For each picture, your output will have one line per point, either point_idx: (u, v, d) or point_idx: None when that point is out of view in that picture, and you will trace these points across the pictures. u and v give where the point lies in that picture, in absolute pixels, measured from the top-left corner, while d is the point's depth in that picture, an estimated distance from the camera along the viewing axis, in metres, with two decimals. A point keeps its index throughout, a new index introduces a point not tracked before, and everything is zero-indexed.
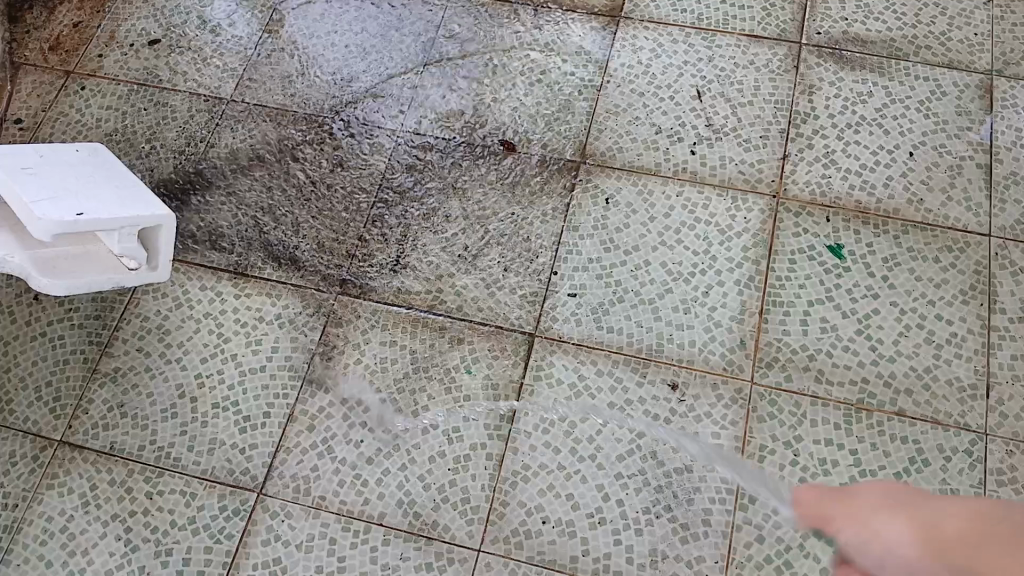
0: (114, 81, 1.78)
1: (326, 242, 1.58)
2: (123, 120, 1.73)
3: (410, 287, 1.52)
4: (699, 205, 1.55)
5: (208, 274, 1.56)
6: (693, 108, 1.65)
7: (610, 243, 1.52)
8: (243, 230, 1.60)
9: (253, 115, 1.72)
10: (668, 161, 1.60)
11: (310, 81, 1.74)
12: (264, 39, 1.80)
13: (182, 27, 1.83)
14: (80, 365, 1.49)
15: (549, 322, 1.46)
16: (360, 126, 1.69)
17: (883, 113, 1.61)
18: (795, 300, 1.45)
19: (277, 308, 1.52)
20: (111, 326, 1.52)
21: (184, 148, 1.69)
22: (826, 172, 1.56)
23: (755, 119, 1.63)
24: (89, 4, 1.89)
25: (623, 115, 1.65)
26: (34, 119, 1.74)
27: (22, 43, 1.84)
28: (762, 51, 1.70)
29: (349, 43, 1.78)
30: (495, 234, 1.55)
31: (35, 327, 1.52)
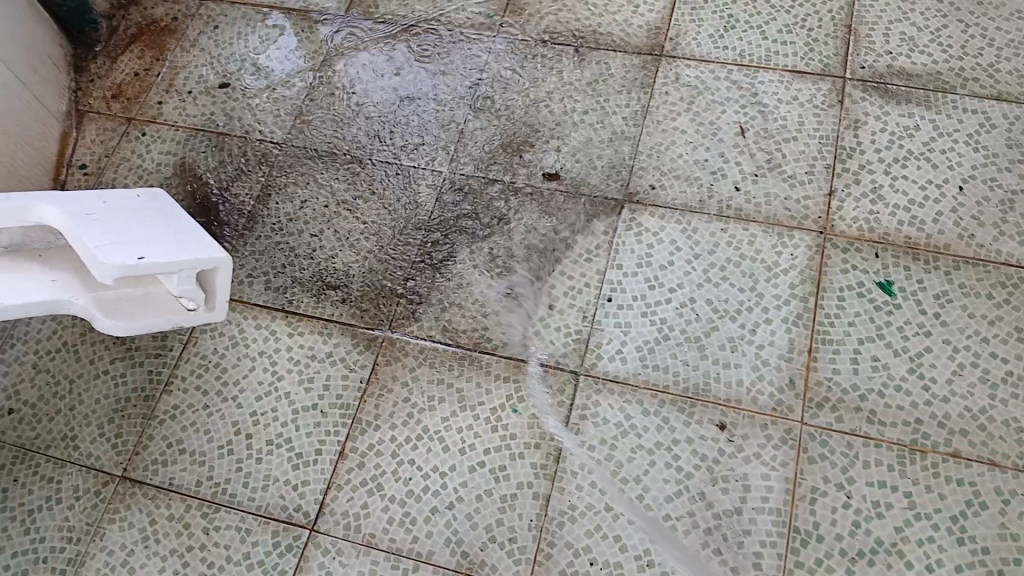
0: (173, 126, 1.85)
1: (376, 282, 1.61)
2: (180, 165, 1.80)
3: (458, 326, 1.54)
4: (744, 242, 1.55)
5: (263, 315, 1.61)
6: (736, 144, 1.65)
7: (654, 281, 1.53)
8: (295, 271, 1.65)
9: (305, 159, 1.77)
10: (713, 198, 1.60)
11: (359, 125, 1.79)
12: (315, 84, 1.86)
13: (236, 74, 1.90)
14: (141, 402, 1.54)
15: (595, 360, 1.47)
16: (408, 168, 1.73)
17: (931, 147, 1.60)
18: (845, 338, 1.44)
19: (328, 347, 1.56)
20: (170, 365, 1.58)
21: (240, 190, 1.75)
22: (874, 208, 1.55)
23: (799, 155, 1.62)
24: (149, 53, 1.97)
25: (666, 152, 1.67)
26: (98, 164, 1.82)
27: (86, 92, 1.93)
28: (805, 86, 1.70)
29: (396, 87, 1.83)
30: (540, 273, 1.57)
31: (98, 365, 1.59)
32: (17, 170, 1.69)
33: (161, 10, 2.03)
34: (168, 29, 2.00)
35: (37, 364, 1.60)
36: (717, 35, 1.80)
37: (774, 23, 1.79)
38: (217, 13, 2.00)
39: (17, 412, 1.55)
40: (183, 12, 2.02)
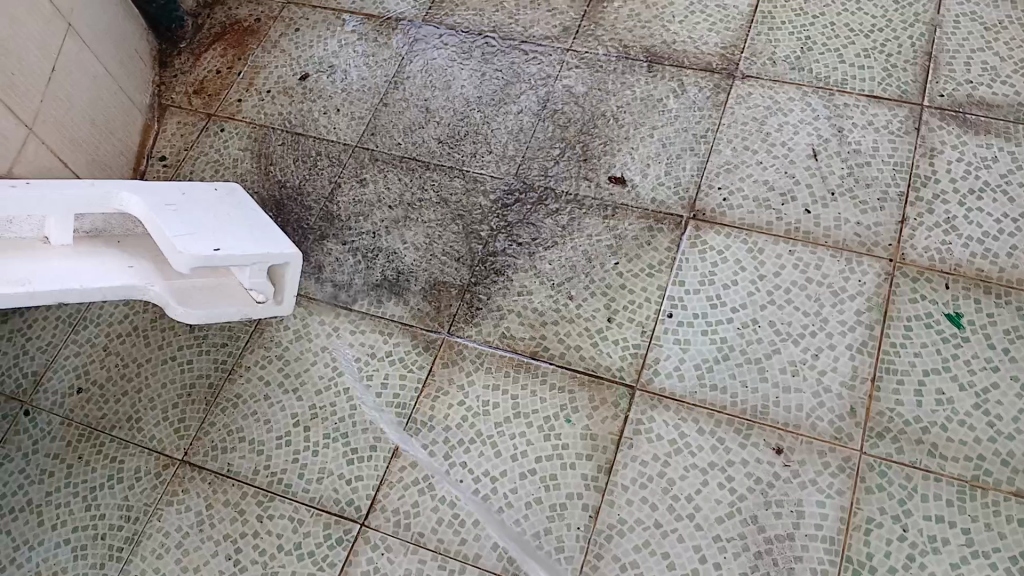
0: (250, 124, 1.91)
1: (437, 285, 1.64)
2: (256, 163, 1.85)
3: (516, 332, 1.55)
4: (811, 265, 1.53)
5: (327, 311, 1.65)
6: (807, 167, 1.64)
7: (716, 300, 1.52)
8: (360, 271, 1.68)
9: (375, 163, 1.81)
10: (780, 220, 1.59)
11: (430, 132, 1.83)
12: (389, 89, 1.90)
13: (314, 76, 1.95)
14: (204, 389, 1.59)
15: (651, 375, 1.46)
16: (474, 176, 1.75)
17: (1009, 179, 1.56)
18: (910, 369, 1.40)
19: (388, 346, 1.58)
20: (235, 354, 1.62)
21: (312, 190, 1.80)
22: (946, 239, 1.52)
23: (871, 180, 1.60)
24: (232, 52, 2.03)
25: (734, 172, 1.66)
26: (177, 157, 1.88)
27: (170, 86, 2.00)
28: (882, 112, 1.68)
29: (468, 97, 1.86)
30: (601, 285, 1.57)
31: (166, 350, 1.64)
32: (101, 157, 1.75)
33: (245, 11, 2.10)
34: (251, 30, 2.06)
35: (107, 346, 1.66)
36: (793, 57, 1.79)
37: (852, 48, 1.77)
38: (299, 17, 2.06)
39: (86, 392, 1.61)
40: (266, 15, 2.08)
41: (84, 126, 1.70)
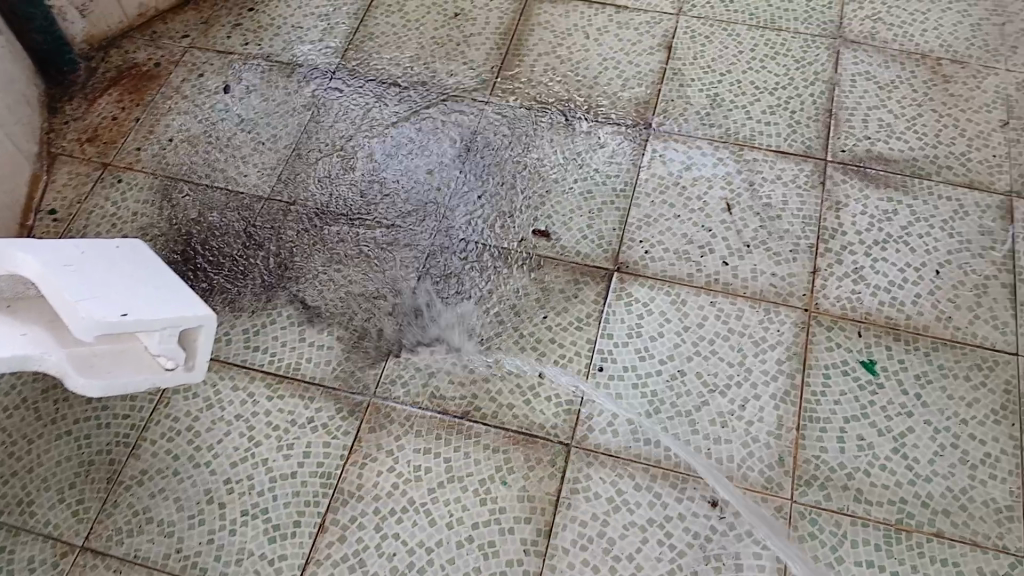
0: (151, 175, 1.80)
1: (360, 345, 1.58)
2: (158, 215, 1.74)
3: (445, 393, 1.52)
4: (732, 316, 1.56)
5: (240, 375, 1.55)
6: (724, 220, 1.69)
7: (644, 353, 1.53)
8: (276, 331, 1.60)
9: (290, 216, 1.74)
10: (701, 272, 1.62)
11: (347, 184, 1.78)
12: (303, 139, 1.84)
13: (221, 125, 1.87)
14: (105, 466, 1.47)
15: (585, 432, 1.45)
16: (396, 230, 1.71)
17: (908, 231, 1.65)
18: (832, 416, 1.45)
19: (310, 411, 1.51)
20: (139, 426, 1.50)
21: (220, 244, 1.71)
22: (855, 288, 1.58)
23: (784, 233, 1.66)
24: (129, 98, 1.92)
25: (654, 225, 1.69)
26: (69, 210, 1.75)
27: (60, 133, 1.86)
28: (789, 167, 1.75)
29: (385, 147, 1.82)
30: (529, 340, 1.57)
31: (61, 425, 1.51)
32: None
33: (144, 55, 1.99)
34: (150, 75, 1.96)
35: None
36: (703, 113, 1.85)
37: (758, 104, 1.85)
38: (202, 62, 1.98)
39: None
40: (166, 59, 1.98)
41: None
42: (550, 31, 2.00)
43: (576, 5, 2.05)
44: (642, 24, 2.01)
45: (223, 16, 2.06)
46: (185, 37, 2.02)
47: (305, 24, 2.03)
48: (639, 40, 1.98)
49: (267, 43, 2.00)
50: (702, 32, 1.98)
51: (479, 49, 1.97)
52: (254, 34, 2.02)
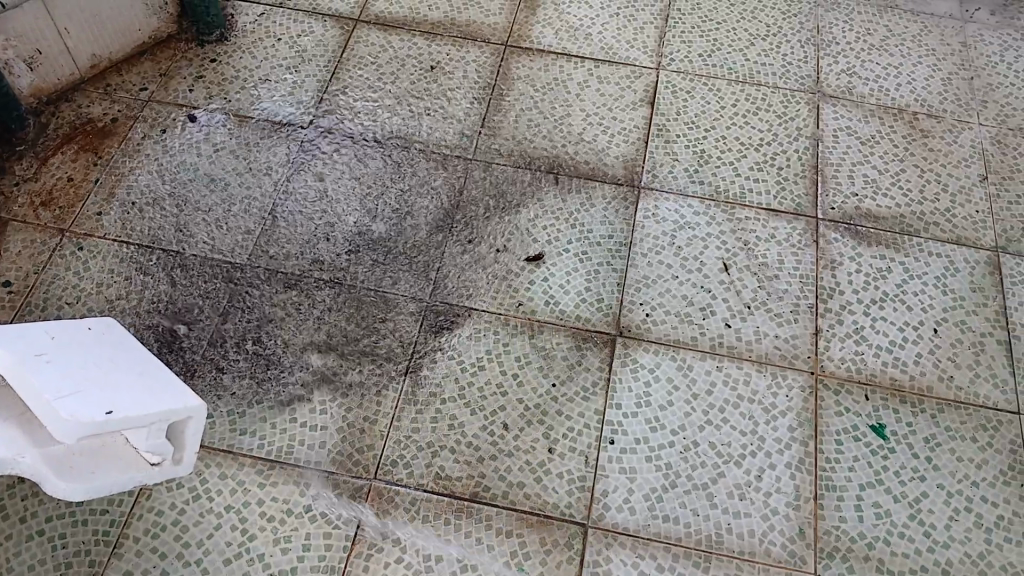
0: (117, 241, 1.67)
1: (356, 422, 1.48)
2: (127, 285, 1.62)
3: (451, 472, 1.43)
4: (740, 381, 1.54)
5: (228, 461, 1.44)
6: (722, 281, 1.67)
7: (655, 423, 1.49)
8: (264, 411, 1.49)
9: (271, 283, 1.64)
10: (705, 335, 1.59)
11: (332, 247, 1.69)
12: (280, 200, 1.75)
13: (190, 185, 1.76)
14: (83, 569, 1.33)
15: (601, 510, 1.40)
16: (387, 295, 1.63)
17: (903, 289, 1.66)
18: (847, 485, 1.43)
19: (306, 499, 1.41)
20: (119, 522, 1.38)
21: (197, 315, 1.59)
22: (858, 349, 1.58)
23: (782, 293, 1.65)
24: (85, 157, 1.79)
25: (653, 286, 1.66)
26: (25, 282, 1.61)
27: (11, 197, 1.72)
28: (781, 226, 1.75)
29: (369, 207, 1.74)
30: (535, 413, 1.50)
31: (30, 524, 1.37)
32: None
33: (99, 109, 1.86)
34: (107, 131, 1.83)
35: None
36: (691, 170, 1.84)
37: (746, 160, 1.86)
38: (164, 117, 1.86)
39: None
40: (124, 114, 1.86)
41: None
42: (530, 84, 1.95)
43: (555, 57, 2.01)
44: (622, 78, 1.98)
45: (183, 67, 1.95)
46: (143, 90, 1.90)
47: (274, 76, 1.94)
48: (621, 95, 1.95)
49: (232, 96, 1.91)
50: (682, 87, 1.98)
51: (460, 103, 1.91)
52: (218, 87, 1.92)
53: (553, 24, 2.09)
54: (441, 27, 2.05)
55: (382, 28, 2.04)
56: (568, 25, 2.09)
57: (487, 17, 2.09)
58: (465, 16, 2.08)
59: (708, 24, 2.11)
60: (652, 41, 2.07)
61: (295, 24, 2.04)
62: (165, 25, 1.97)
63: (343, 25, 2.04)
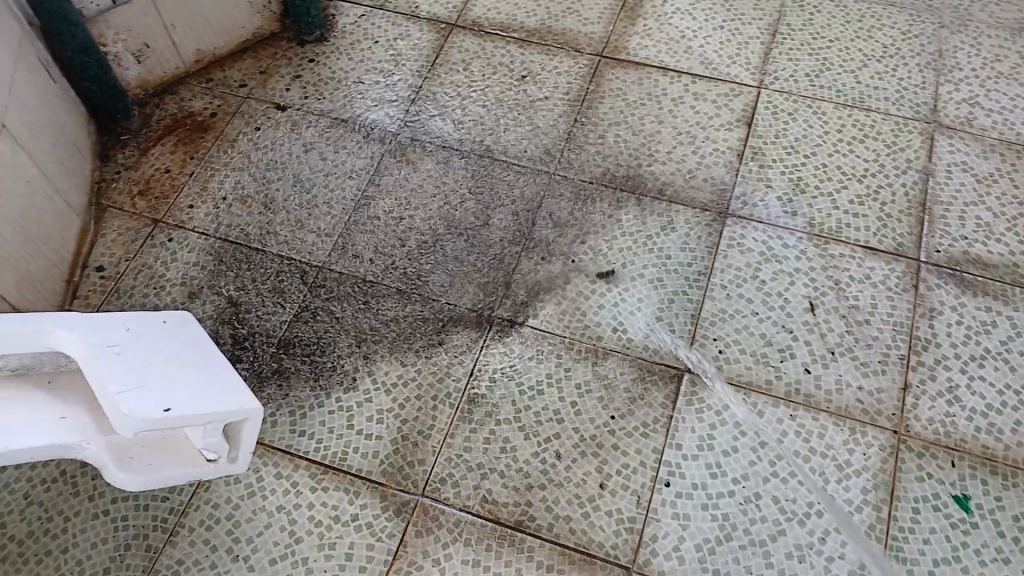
0: (204, 235, 1.73)
1: (411, 434, 1.48)
2: (208, 279, 1.67)
3: (498, 498, 1.41)
4: (814, 433, 1.45)
5: (284, 461, 1.45)
6: (806, 322, 1.57)
7: (716, 469, 1.42)
8: (323, 415, 1.50)
9: (343, 288, 1.65)
10: (780, 380, 1.51)
11: (406, 254, 1.69)
12: (361, 204, 1.76)
13: (277, 184, 1.80)
14: (140, 554, 1.36)
15: (648, 555, 1.35)
16: (454, 309, 1.62)
17: (1009, 347, 1.52)
18: (919, 559, 1.32)
19: (354, 509, 1.40)
20: (177, 511, 1.40)
21: (269, 314, 1.62)
22: (949, 410, 1.46)
23: (872, 340, 1.54)
24: (182, 150, 1.86)
25: (730, 322, 1.58)
26: (117, 268, 1.68)
27: (111, 184, 1.80)
28: (878, 266, 1.63)
29: (446, 218, 1.73)
30: (591, 445, 1.45)
31: (96, 503, 1.41)
32: (31, 274, 1.53)
33: (200, 104, 1.94)
34: (206, 125, 1.90)
35: (29, 493, 1.41)
36: (784, 199, 1.74)
37: (845, 192, 1.74)
38: (260, 115, 1.91)
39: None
40: (223, 110, 1.92)
41: (14, 238, 1.48)
42: (622, 99, 1.90)
43: (650, 70, 1.96)
44: (720, 96, 1.91)
45: (282, 65, 2.00)
46: (243, 87, 1.96)
47: (366, 79, 1.96)
48: (715, 113, 1.88)
49: (326, 97, 1.94)
50: (783, 108, 1.88)
51: (548, 116, 1.87)
52: (313, 87, 1.95)
53: (652, 35, 2.03)
54: (537, 35, 2.03)
55: (478, 33, 2.04)
56: (667, 36, 2.03)
57: (585, 25, 2.05)
58: (562, 24, 2.06)
59: (819, 42, 1.99)
60: (756, 58, 1.98)
61: (393, 27, 2.06)
62: (266, 24, 2.03)
63: (440, 29, 2.05)
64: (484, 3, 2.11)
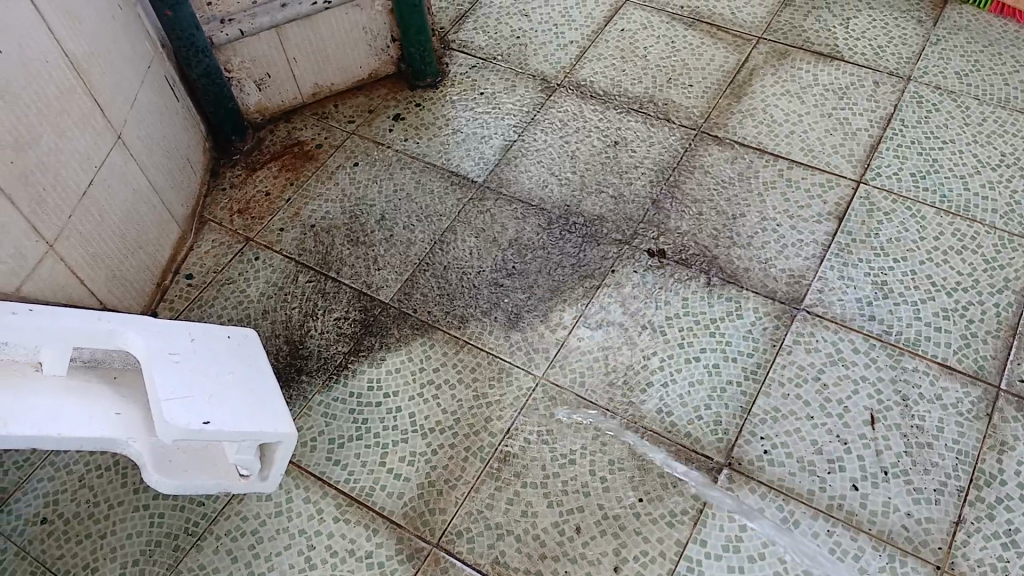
0: (288, 258, 1.82)
1: (438, 482, 1.50)
2: (283, 300, 1.76)
3: (509, 561, 1.41)
4: (849, 554, 1.37)
5: (315, 488, 1.51)
6: (863, 435, 1.49)
7: (738, 574, 1.36)
8: (360, 449, 1.55)
9: (404, 327, 1.70)
10: (823, 492, 1.43)
11: (469, 301, 1.73)
12: (436, 247, 1.82)
13: (363, 219, 1.88)
14: (169, 551, 1.47)
15: None
16: (504, 362, 1.64)
17: None
18: None
19: (370, 545, 1.44)
20: (209, 517, 1.50)
21: (331, 342, 1.69)
22: (1003, 554, 1.35)
23: (930, 465, 1.45)
24: (285, 175, 1.98)
25: (781, 422, 1.51)
26: (205, 278, 1.81)
27: (217, 200, 1.94)
28: (952, 387, 1.53)
29: (513, 271, 1.76)
30: (612, 525, 1.43)
31: (140, 497, 1.54)
32: (123, 274, 1.68)
33: (309, 134, 2.06)
34: (309, 155, 2.01)
35: (84, 476, 1.57)
36: (864, 301, 1.65)
37: (931, 303, 1.64)
38: (360, 151, 2.01)
39: (49, 524, 1.51)
40: (328, 142, 2.03)
41: (112, 240, 1.64)
42: (711, 177, 1.87)
43: (747, 151, 1.91)
44: (815, 186, 1.83)
45: (389, 106, 2.10)
46: (350, 122, 2.07)
47: (466, 128, 2.03)
48: (807, 203, 1.80)
49: (424, 141, 2.01)
50: (881, 207, 1.79)
51: (634, 184, 1.87)
52: (414, 131, 2.03)
53: (755, 115, 1.97)
54: (639, 103, 2.03)
55: (580, 95, 2.06)
56: (771, 118, 1.96)
57: (687, 99, 2.02)
58: (664, 95, 2.04)
59: (931, 142, 1.90)
60: (861, 150, 1.89)
61: (500, 81, 2.12)
62: (383, 66, 2.13)
63: (544, 87, 2.09)
64: (593, 66, 2.13)
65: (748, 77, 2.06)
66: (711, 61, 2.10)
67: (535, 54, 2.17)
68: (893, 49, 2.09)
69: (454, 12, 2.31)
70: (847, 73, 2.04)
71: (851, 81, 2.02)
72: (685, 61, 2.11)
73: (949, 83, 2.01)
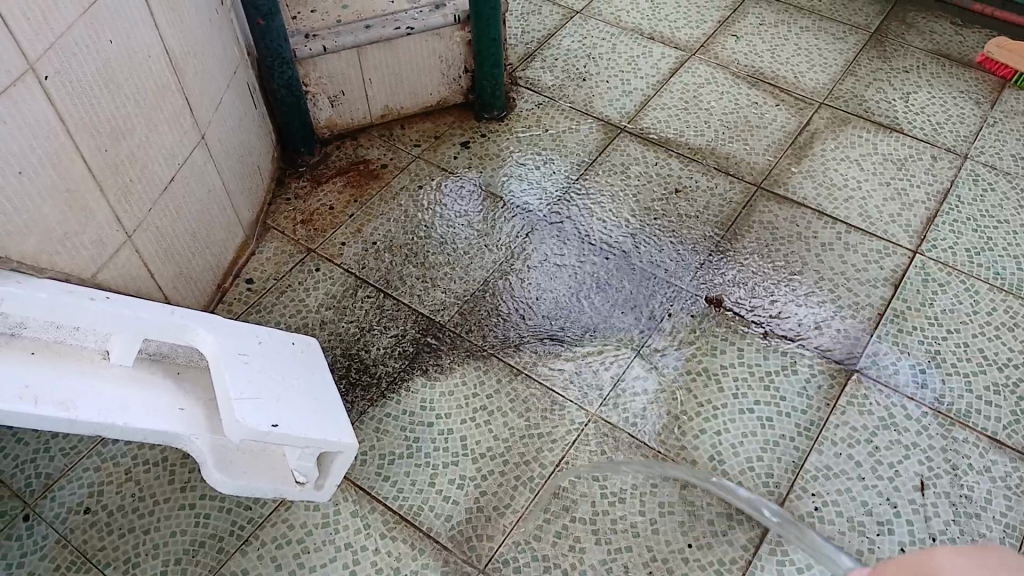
0: (348, 272, 1.85)
1: (486, 508, 1.50)
2: (341, 313, 1.77)
3: None
4: None
5: (364, 502, 1.51)
6: (913, 500, 1.49)
7: None
8: (409, 467, 1.55)
9: (459, 349, 1.72)
10: (873, 553, 1.43)
11: (524, 331, 1.74)
12: (494, 276, 1.84)
13: (423, 241, 1.91)
14: (212, 552, 1.46)
15: None
16: (557, 394, 1.65)
17: None
18: None
19: (415, 565, 1.43)
20: (256, 522, 1.50)
21: (386, 359, 1.70)
22: None
23: (978, 536, 1.45)
24: (349, 191, 2.01)
25: (832, 480, 1.52)
26: (264, 284, 1.83)
27: (280, 209, 1.97)
28: (1002, 460, 1.54)
29: (570, 307, 1.78)
30: (661, 568, 1.42)
31: (187, 496, 1.53)
32: (189, 272, 1.69)
33: (374, 154, 2.10)
34: (374, 174, 2.05)
35: (130, 470, 1.57)
36: (917, 368, 1.67)
37: (982, 376, 1.66)
38: (425, 175, 2.04)
39: (92, 514, 1.50)
40: (393, 163, 2.07)
41: (183, 237, 1.65)
42: (770, 232, 1.90)
43: (805, 210, 1.94)
44: (872, 251, 1.86)
45: (455, 134, 2.14)
46: (416, 146, 2.11)
47: (529, 162, 2.06)
48: (864, 268, 1.83)
49: (487, 171, 2.05)
50: (936, 278, 1.82)
51: (693, 233, 1.90)
52: (479, 160, 2.07)
53: (815, 177, 2.01)
54: (701, 154, 2.07)
55: (643, 142, 2.10)
56: (831, 181, 2.00)
57: (749, 155, 2.06)
58: (726, 149, 2.08)
59: (986, 220, 1.93)
60: (918, 221, 1.92)
61: (566, 120, 2.16)
62: (452, 95, 2.18)
63: (608, 130, 2.13)
64: (657, 114, 2.17)
65: (809, 139, 2.10)
66: (773, 121, 2.15)
67: (601, 98, 2.22)
68: (950, 127, 2.14)
69: (523, 50, 2.36)
70: (906, 146, 2.09)
71: (909, 154, 2.07)
72: (748, 118, 2.16)
73: (1004, 164, 2.05)
